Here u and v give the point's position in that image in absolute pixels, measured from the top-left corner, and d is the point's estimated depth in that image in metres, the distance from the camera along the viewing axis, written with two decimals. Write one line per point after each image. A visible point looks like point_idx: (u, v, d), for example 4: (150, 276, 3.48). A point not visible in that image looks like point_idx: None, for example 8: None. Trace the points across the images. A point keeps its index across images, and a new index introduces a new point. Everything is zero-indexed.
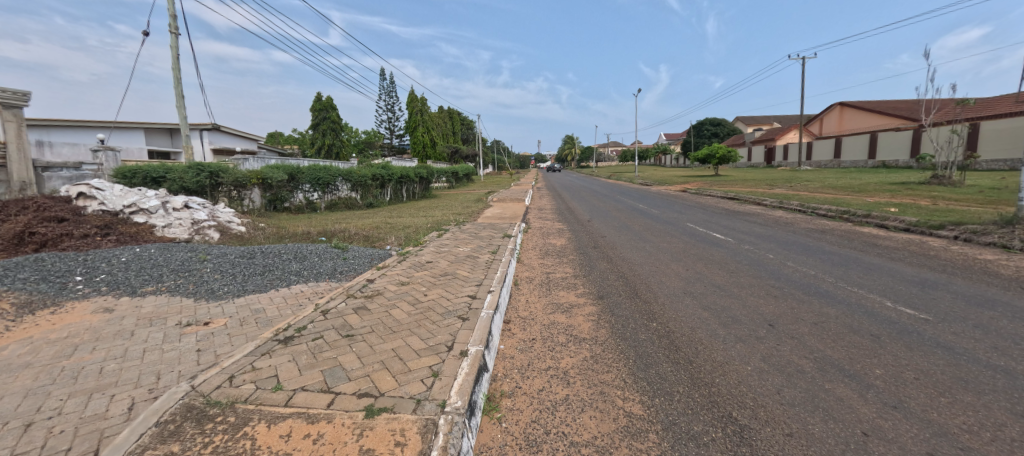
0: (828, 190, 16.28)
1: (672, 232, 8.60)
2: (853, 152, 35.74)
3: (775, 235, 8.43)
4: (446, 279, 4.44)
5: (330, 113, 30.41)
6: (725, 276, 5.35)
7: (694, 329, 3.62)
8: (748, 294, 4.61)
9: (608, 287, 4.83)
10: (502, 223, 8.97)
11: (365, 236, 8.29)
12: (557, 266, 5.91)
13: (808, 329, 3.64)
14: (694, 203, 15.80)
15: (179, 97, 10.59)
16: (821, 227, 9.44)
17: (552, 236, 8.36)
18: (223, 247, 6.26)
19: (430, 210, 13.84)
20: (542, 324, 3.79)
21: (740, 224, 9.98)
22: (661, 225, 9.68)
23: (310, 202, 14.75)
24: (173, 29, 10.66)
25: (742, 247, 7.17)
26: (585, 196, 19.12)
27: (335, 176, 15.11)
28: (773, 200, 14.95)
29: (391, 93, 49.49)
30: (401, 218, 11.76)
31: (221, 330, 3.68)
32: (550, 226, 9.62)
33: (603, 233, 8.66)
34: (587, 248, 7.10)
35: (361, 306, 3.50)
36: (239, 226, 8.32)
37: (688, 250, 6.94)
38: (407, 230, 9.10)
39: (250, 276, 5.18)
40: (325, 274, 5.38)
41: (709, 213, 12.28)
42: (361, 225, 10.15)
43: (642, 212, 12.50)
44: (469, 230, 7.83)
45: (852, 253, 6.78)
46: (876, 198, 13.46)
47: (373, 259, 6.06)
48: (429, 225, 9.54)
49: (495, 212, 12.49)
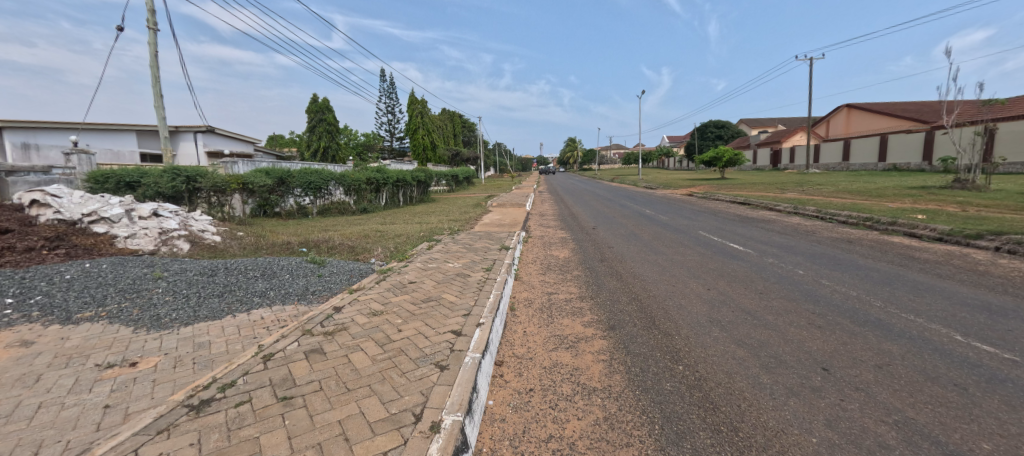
0: (844, 195, 15.51)
1: (685, 243, 7.89)
2: (863, 155, 34.92)
3: (798, 246, 7.70)
4: (428, 306, 3.74)
5: (326, 115, 29.84)
6: (754, 298, 4.63)
7: (732, 376, 2.91)
8: (785, 323, 3.89)
9: (619, 314, 4.12)
10: (500, 232, 8.28)
11: (351, 246, 7.65)
12: (560, 285, 5.20)
13: (873, 377, 2.91)
14: (703, 207, 15.08)
15: (158, 96, 9.96)
16: (846, 237, 8.71)
17: (555, 247, 7.67)
18: (185, 262, 5.58)
19: (426, 216, 13.21)
20: (542, 368, 3.07)
21: (756, 233, 9.26)
22: (672, 234, 8.97)
23: (300, 207, 14.32)
24: (152, 25, 10.07)
25: (766, 261, 6.43)
26: (589, 200, 18.42)
27: (327, 180, 14.56)
28: (787, 205, 14.21)
29: (391, 95, 48.99)
30: (394, 225, 11.09)
31: (146, 376, 2.99)
32: (552, 235, 8.92)
33: (610, 243, 7.97)
34: (593, 262, 6.39)
35: (315, 348, 2.79)
36: (213, 236, 7.66)
37: (705, 264, 6.23)
38: (397, 239, 8.43)
39: (205, 299, 4.50)
40: (294, 296, 4.70)
41: (722, 220, 11.52)
42: (349, 233, 9.50)
43: (650, 218, 11.80)
44: (462, 241, 7.14)
45: (891, 268, 6.05)
46: (899, 203, 12.69)
47: (352, 275, 5.37)
48: (422, 233, 8.87)
49: (494, 219, 11.78)
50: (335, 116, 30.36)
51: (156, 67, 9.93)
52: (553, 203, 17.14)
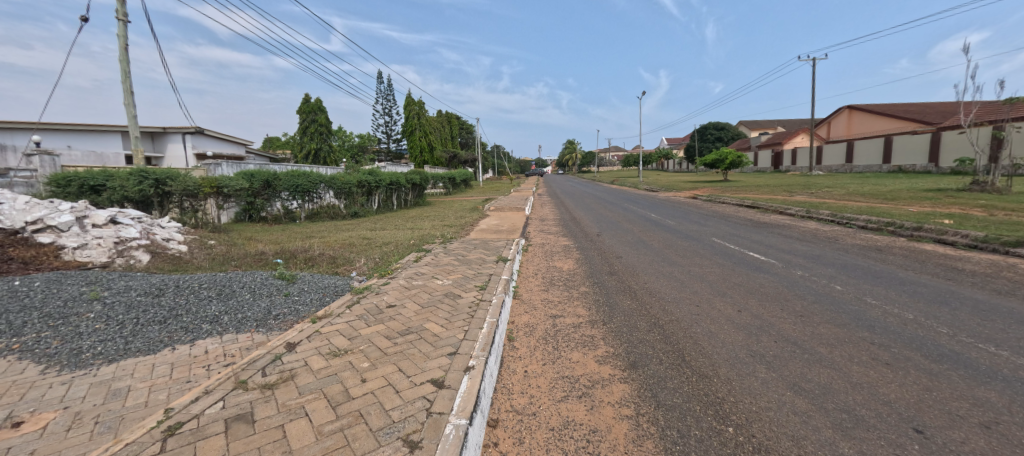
0: (856, 198, 14.85)
1: (700, 252, 7.18)
2: (866, 157, 34.41)
3: (825, 256, 7.00)
4: (405, 340, 3.00)
5: (318, 116, 29.15)
6: (796, 324, 3.90)
7: (801, 444, 2.19)
8: (845, 361, 3.17)
9: (640, 347, 3.41)
10: (497, 241, 7.57)
11: (334, 255, 6.93)
12: (566, 306, 4.47)
13: (987, 445, 2.20)
14: (710, 211, 14.41)
15: (127, 92, 9.25)
16: (873, 244, 8.02)
17: (557, 257, 6.95)
18: (132, 279, 4.84)
19: (419, 220, 12.48)
20: (549, 430, 2.35)
21: (773, 240, 8.56)
22: (684, 241, 8.27)
23: (288, 211, 13.55)
24: (121, 16, 9.36)
25: (796, 274, 5.72)
26: (591, 204, 17.74)
27: (315, 183, 13.85)
28: (799, 209, 13.54)
29: (387, 96, 48.30)
30: (383, 231, 10.36)
31: (24, 445, 2.26)
32: (554, 242, 8.21)
33: (618, 253, 7.25)
34: (602, 276, 5.68)
35: (242, 415, 2.06)
36: (179, 245, 6.92)
37: (728, 278, 5.51)
38: (384, 248, 7.71)
39: (143, 326, 3.77)
40: (253, 322, 3.97)
41: (733, 225, 10.79)
42: (333, 241, 8.77)
43: (657, 223, 11.11)
44: (454, 251, 6.40)
45: (938, 282, 5.34)
46: (919, 207, 12.03)
47: (326, 294, 4.62)
48: (412, 241, 8.15)
49: (491, 224, 11.06)
50: (327, 117, 29.65)
51: (125, 61, 9.20)
52: (552, 207, 16.44)
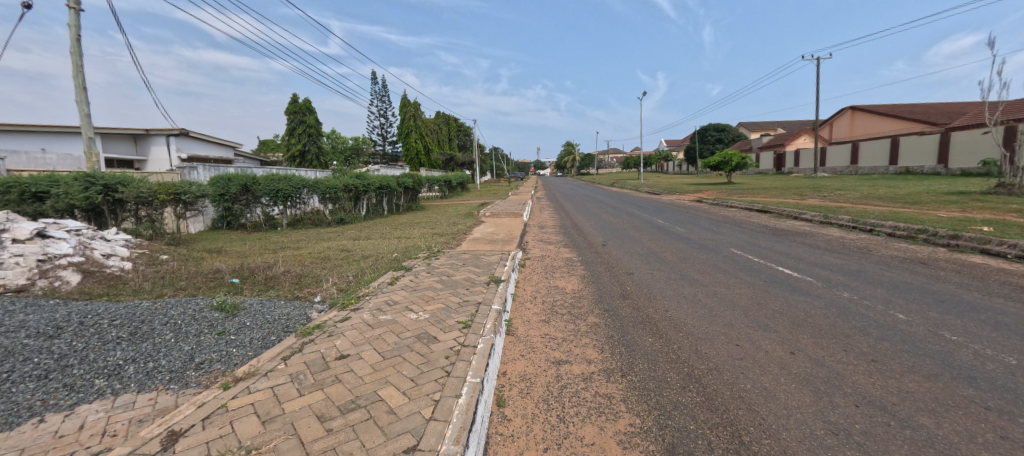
0: (873, 202, 14.00)
1: (722, 268, 6.27)
2: (872, 158, 33.68)
3: (865, 271, 6.11)
4: (345, 423, 2.07)
5: (307, 117, 28.25)
6: (875, 377, 2.98)
7: None
8: (969, 444, 2.25)
9: (677, 418, 2.48)
10: (490, 255, 6.65)
11: (301, 272, 5.99)
12: (573, 347, 3.55)
13: None
14: (721, 216, 13.53)
15: (79, 88, 8.34)
16: (914, 256, 7.14)
17: (559, 274, 6.05)
18: (32, 312, 3.88)
19: (408, 228, 11.54)
20: None
21: (799, 251, 7.66)
22: (700, 253, 7.37)
23: (269, 218, 12.85)
24: (73, 5, 8.45)
25: (843, 298, 4.81)
26: (593, 208, 16.84)
27: (297, 187, 12.92)
28: (816, 214, 12.65)
29: (383, 98, 47.40)
30: (367, 241, 9.44)
31: None
32: (555, 255, 7.30)
33: (628, 268, 6.33)
34: (614, 300, 4.76)
35: None
36: (121, 262, 5.97)
37: (765, 303, 4.59)
38: (363, 262, 6.77)
39: (10, 384, 2.80)
40: (165, 377, 3.03)
41: (750, 233, 9.90)
42: (308, 253, 7.84)
43: (666, 230, 10.22)
44: (438, 268, 5.46)
45: (1018, 308, 4.44)
46: (948, 212, 11.15)
47: (272, 332, 3.68)
48: (395, 254, 7.21)
49: (486, 233, 10.13)
50: (316, 117, 28.80)
51: (77, 54, 8.29)
52: (552, 212, 15.53)
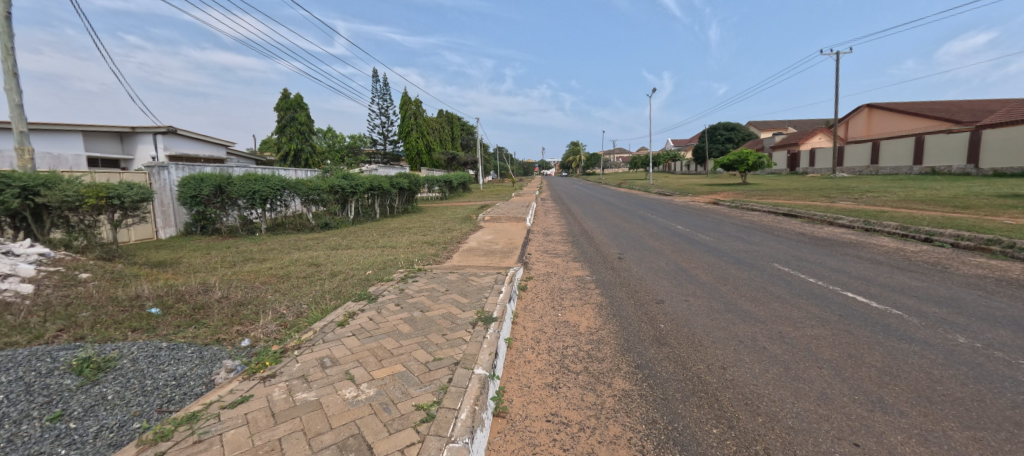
0: (916, 206, 12.55)
1: (776, 294, 4.94)
2: (894, 158, 32.07)
3: (963, 299, 4.78)
4: None
5: (299, 113, 27.20)
6: None
7: None
8: None
9: None
10: (483, 274, 5.37)
11: (242, 298, 4.73)
12: (596, 445, 2.26)
13: None
14: (746, 221, 12.20)
15: (10, 75, 7.15)
16: (1007, 277, 5.79)
17: (569, 301, 4.76)
18: None
19: (396, 235, 10.26)
20: None
21: (859, 269, 6.30)
22: (741, 271, 6.08)
23: (247, 222, 11.78)
24: None
25: (965, 347, 3.47)
26: (602, 211, 15.57)
27: (277, 189, 11.76)
28: (855, 219, 11.24)
29: (383, 96, 46.30)
30: (347, 250, 8.25)
31: None
32: (563, 274, 5.99)
33: (656, 293, 5.02)
34: (647, 348, 3.47)
35: None
36: (18, 285, 4.65)
37: (861, 359, 3.26)
38: (328, 281, 5.51)
39: None
40: None
41: (788, 243, 8.52)
42: (269, 267, 6.64)
43: (690, 239, 8.93)
44: (412, 297, 4.19)
45: None
46: (1012, 218, 9.75)
47: (138, 414, 2.44)
48: (369, 271, 5.96)
49: (483, 242, 8.86)
50: (307, 114, 27.76)
51: (7, 33, 7.10)
52: (557, 216, 14.24)
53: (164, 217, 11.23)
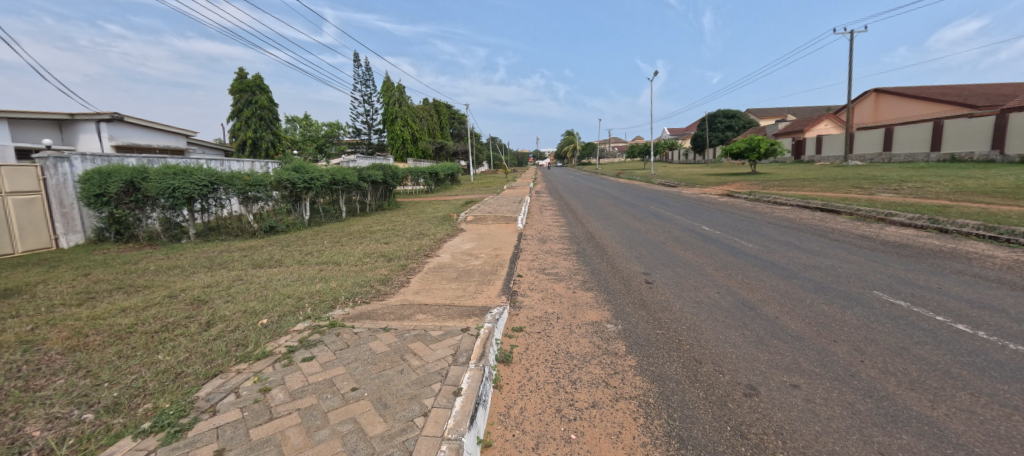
0: (979, 199, 10.52)
1: (945, 374, 2.82)
2: (908, 143, 30.22)
3: None
4: None
5: (255, 98, 24.73)
6: None
7: None
8: None
9: None
10: (439, 331, 3.16)
11: None
12: None
13: None
14: (781, 219, 10.16)
15: None
16: None
17: (586, 396, 2.59)
18: None
19: (351, 243, 8.03)
20: None
21: (1007, 301, 4.22)
22: (843, 310, 3.97)
23: (172, 226, 9.55)
24: None
25: None
26: (608, 208, 13.39)
27: (204, 185, 9.48)
28: (916, 216, 9.19)
29: (367, 82, 43.52)
30: (272, 269, 6.05)
31: None
32: (571, 320, 3.82)
33: (734, 368, 2.89)
34: None
35: None
36: None
37: None
38: (183, 345, 3.29)
39: None
40: None
41: (861, 253, 6.41)
42: (127, 305, 4.40)
43: (731, 248, 6.80)
44: (267, 422, 2.00)
45: None
46: None
47: None
48: (263, 318, 3.72)
49: (459, 254, 6.67)
50: (268, 99, 25.25)
51: None
52: (555, 214, 12.10)
53: (65, 221, 8.93)
